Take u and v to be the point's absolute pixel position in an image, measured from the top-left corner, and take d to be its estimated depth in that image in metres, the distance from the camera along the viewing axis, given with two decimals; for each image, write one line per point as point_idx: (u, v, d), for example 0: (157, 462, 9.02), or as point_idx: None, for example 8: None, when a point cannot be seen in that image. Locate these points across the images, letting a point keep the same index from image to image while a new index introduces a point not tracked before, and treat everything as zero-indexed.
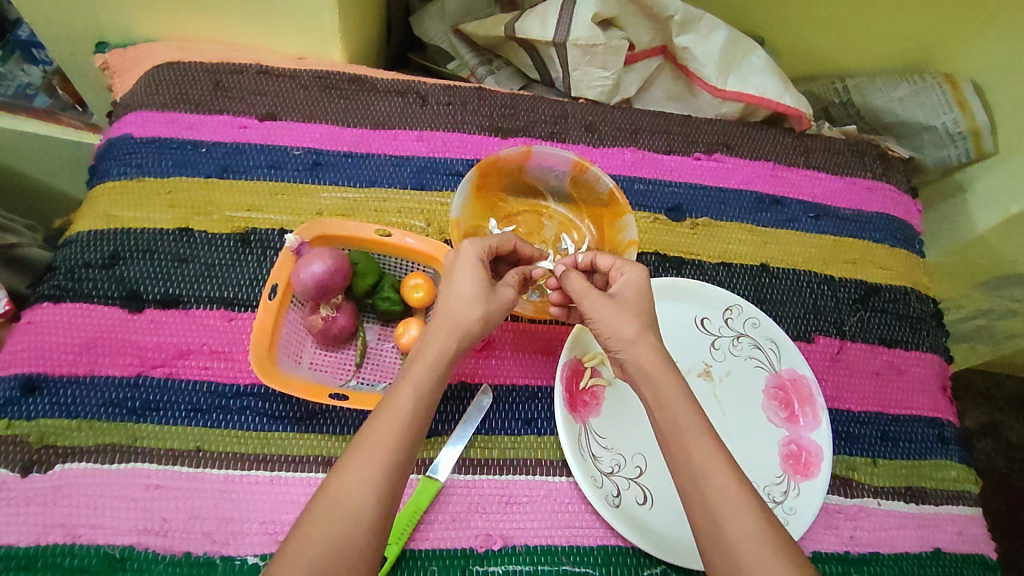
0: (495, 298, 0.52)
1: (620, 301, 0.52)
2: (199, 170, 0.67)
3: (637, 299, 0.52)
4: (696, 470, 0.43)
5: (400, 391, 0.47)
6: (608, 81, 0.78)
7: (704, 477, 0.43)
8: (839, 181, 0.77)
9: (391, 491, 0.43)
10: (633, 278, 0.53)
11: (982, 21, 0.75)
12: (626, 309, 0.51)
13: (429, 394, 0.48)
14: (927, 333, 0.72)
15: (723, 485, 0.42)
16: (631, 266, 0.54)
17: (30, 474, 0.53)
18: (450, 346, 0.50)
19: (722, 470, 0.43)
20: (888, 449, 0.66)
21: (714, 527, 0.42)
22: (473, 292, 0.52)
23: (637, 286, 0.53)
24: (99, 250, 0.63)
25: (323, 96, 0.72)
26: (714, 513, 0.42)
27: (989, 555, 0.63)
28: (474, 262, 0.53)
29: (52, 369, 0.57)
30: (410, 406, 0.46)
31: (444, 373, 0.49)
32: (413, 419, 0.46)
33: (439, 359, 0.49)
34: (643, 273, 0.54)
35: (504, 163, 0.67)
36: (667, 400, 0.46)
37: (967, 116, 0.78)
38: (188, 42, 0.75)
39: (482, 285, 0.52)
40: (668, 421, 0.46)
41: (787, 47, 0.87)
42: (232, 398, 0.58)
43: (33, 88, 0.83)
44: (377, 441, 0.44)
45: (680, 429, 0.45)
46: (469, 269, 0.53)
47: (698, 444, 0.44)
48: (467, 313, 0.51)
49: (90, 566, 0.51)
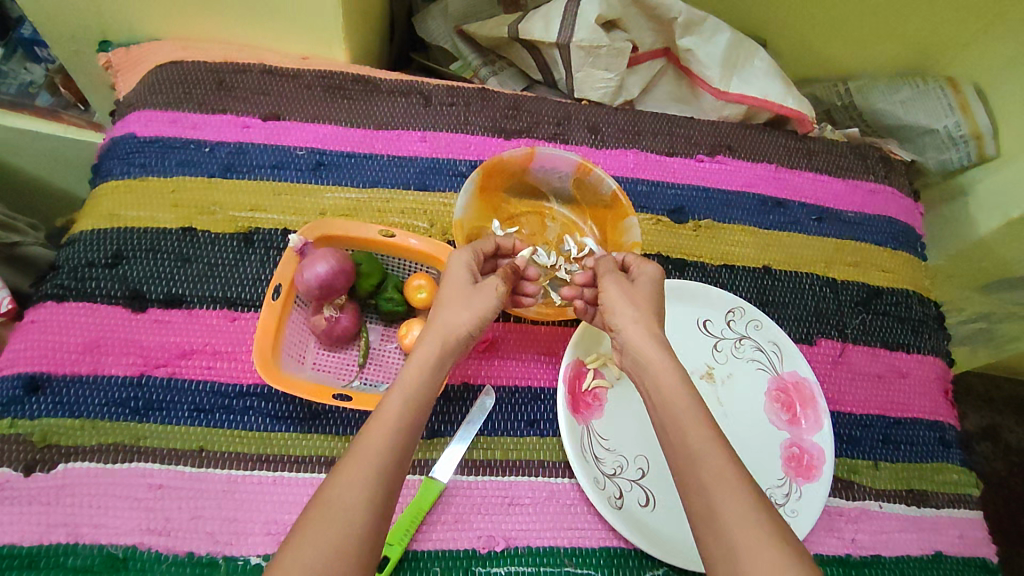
0: (481, 298, 0.53)
1: (636, 291, 0.53)
2: (202, 170, 0.67)
3: (645, 293, 0.54)
4: (691, 455, 0.43)
5: (389, 397, 0.47)
6: (612, 82, 0.78)
7: (700, 462, 0.43)
8: (841, 183, 0.78)
9: (385, 493, 0.43)
10: (648, 272, 0.55)
11: (985, 24, 0.75)
12: (638, 296, 0.53)
13: (421, 397, 0.48)
14: (928, 336, 0.72)
15: (718, 469, 0.42)
16: (648, 263, 0.56)
17: (33, 474, 0.53)
18: (440, 352, 0.50)
19: (718, 454, 0.43)
20: (889, 451, 0.66)
21: (708, 514, 0.41)
22: (459, 296, 0.53)
23: (651, 282, 0.54)
24: (103, 250, 0.63)
25: (327, 96, 0.72)
26: (708, 496, 0.42)
27: (990, 559, 0.63)
28: (463, 268, 0.55)
29: (55, 369, 0.57)
30: (400, 409, 0.46)
31: (434, 377, 0.49)
32: (405, 423, 0.46)
33: (428, 363, 0.49)
34: (658, 272, 0.56)
35: (508, 164, 0.67)
36: (667, 390, 0.47)
37: (969, 119, 0.78)
38: (190, 41, 0.75)
39: (470, 290, 0.53)
40: (666, 410, 0.46)
41: (790, 49, 0.87)
42: (234, 398, 0.58)
43: (36, 87, 0.82)
44: (369, 444, 0.44)
45: (677, 417, 0.45)
46: (457, 276, 0.54)
47: (694, 430, 0.44)
48: (453, 317, 0.51)
49: (93, 566, 0.51)
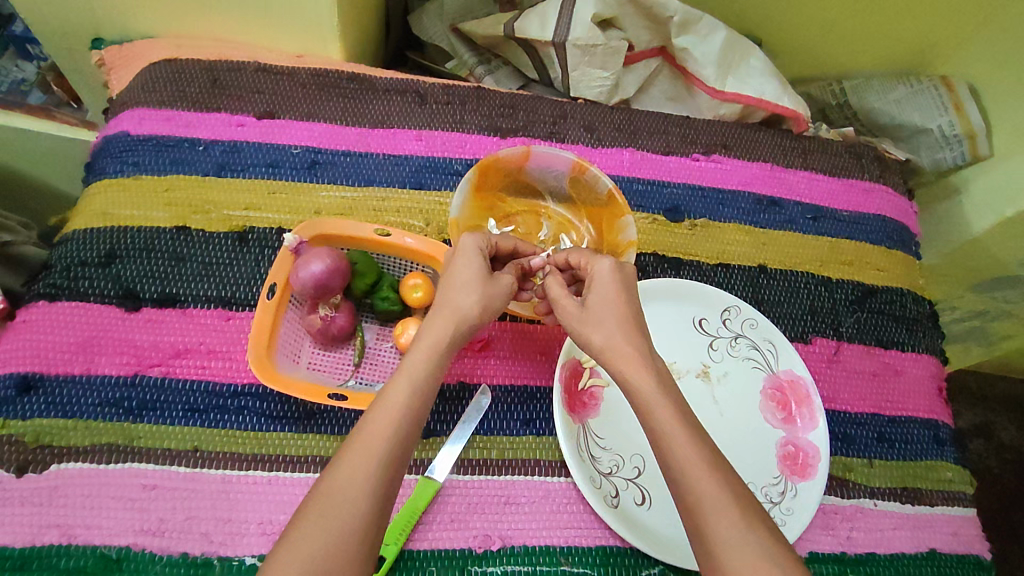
0: (495, 287, 0.52)
1: (591, 307, 0.51)
2: (196, 169, 0.67)
3: (607, 299, 0.51)
4: (676, 473, 0.43)
5: (395, 382, 0.47)
6: (608, 81, 0.77)
7: (685, 481, 0.42)
8: (836, 182, 0.78)
9: (386, 482, 0.43)
10: (603, 271, 0.52)
11: (978, 25, 0.76)
12: (591, 318, 0.50)
13: (427, 384, 0.47)
14: (923, 334, 0.73)
15: (704, 488, 0.42)
16: (601, 258, 0.53)
17: (26, 474, 0.53)
18: (447, 337, 0.49)
19: (704, 471, 0.42)
20: (884, 449, 0.66)
21: (699, 532, 0.41)
22: (472, 281, 0.52)
23: (605, 279, 0.52)
24: (95, 249, 0.62)
25: (322, 95, 0.72)
26: (697, 514, 0.42)
27: (984, 556, 0.64)
28: (477, 252, 0.54)
29: (48, 369, 0.57)
30: (405, 397, 0.46)
31: (441, 364, 0.49)
32: (410, 411, 0.46)
33: (436, 347, 0.49)
34: (612, 263, 0.53)
35: (503, 163, 0.67)
36: (649, 400, 0.46)
37: (962, 118, 0.79)
38: (184, 39, 0.74)
39: (480, 273, 0.53)
40: (651, 423, 0.45)
41: (784, 48, 0.87)
42: (229, 398, 0.58)
43: (28, 84, 0.83)
44: (374, 431, 0.44)
45: (661, 431, 0.45)
46: (468, 260, 0.53)
47: (680, 446, 0.44)
48: (465, 301, 0.51)
49: (86, 567, 0.50)
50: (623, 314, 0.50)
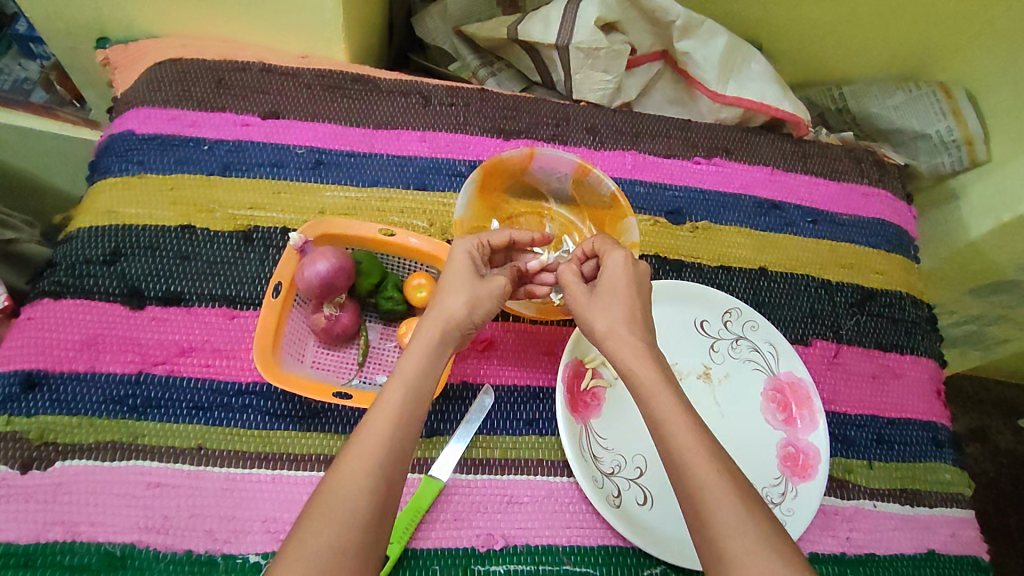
0: (486, 289, 0.53)
1: (597, 296, 0.52)
2: (200, 167, 0.67)
3: (615, 292, 0.51)
4: (677, 464, 0.43)
5: (390, 386, 0.47)
6: (610, 84, 0.78)
7: (687, 471, 0.43)
8: (836, 186, 0.78)
9: (386, 480, 0.43)
10: (615, 263, 0.53)
11: (976, 32, 0.77)
12: (594, 304, 0.52)
13: (420, 386, 0.48)
14: (922, 337, 0.73)
15: (705, 478, 0.42)
16: (614, 249, 0.53)
17: (30, 471, 0.53)
18: (436, 340, 0.50)
19: (705, 462, 0.43)
20: (883, 451, 0.67)
21: (699, 522, 0.42)
22: (461, 283, 0.53)
23: (616, 271, 0.52)
24: (100, 247, 0.62)
25: (327, 96, 0.72)
26: (699, 504, 0.42)
27: (981, 557, 0.64)
28: (465, 259, 0.55)
29: (52, 366, 0.57)
30: (401, 400, 0.46)
31: (433, 367, 0.49)
32: (405, 413, 0.46)
33: (427, 351, 0.49)
34: (625, 255, 0.53)
35: (507, 164, 0.68)
36: (652, 394, 0.46)
37: (961, 124, 0.79)
38: (188, 39, 0.75)
39: (471, 277, 0.53)
40: (650, 416, 0.46)
41: (784, 54, 0.88)
42: (233, 396, 0.58)
43: (31, 83, 0.82)
44: (371, 432, 0.44)
45: (664, 423, 0.45)
46: (456, 264, 0.54)
47: (682, 436, 0.44)
48: (452, 304, 0.51)
49: (90, 565, 0.51)
50: (628, 306, 0.51)
